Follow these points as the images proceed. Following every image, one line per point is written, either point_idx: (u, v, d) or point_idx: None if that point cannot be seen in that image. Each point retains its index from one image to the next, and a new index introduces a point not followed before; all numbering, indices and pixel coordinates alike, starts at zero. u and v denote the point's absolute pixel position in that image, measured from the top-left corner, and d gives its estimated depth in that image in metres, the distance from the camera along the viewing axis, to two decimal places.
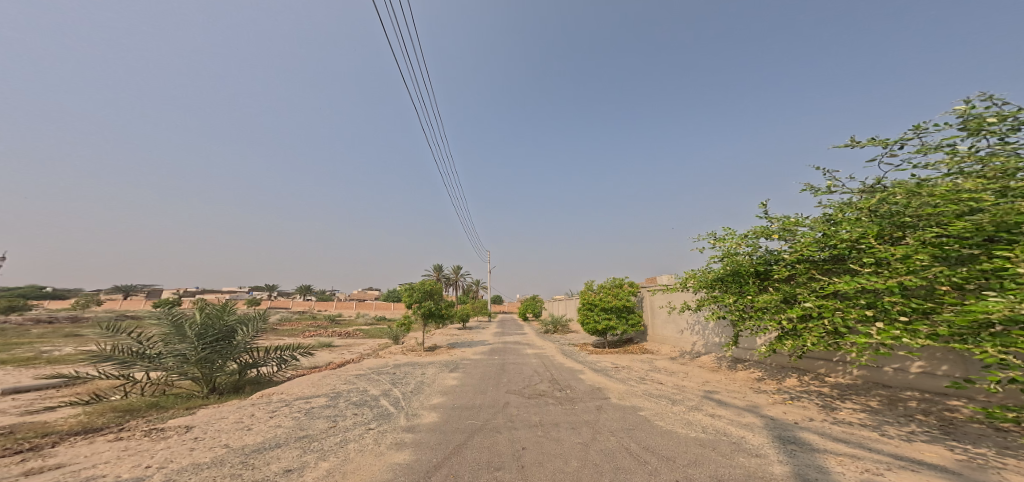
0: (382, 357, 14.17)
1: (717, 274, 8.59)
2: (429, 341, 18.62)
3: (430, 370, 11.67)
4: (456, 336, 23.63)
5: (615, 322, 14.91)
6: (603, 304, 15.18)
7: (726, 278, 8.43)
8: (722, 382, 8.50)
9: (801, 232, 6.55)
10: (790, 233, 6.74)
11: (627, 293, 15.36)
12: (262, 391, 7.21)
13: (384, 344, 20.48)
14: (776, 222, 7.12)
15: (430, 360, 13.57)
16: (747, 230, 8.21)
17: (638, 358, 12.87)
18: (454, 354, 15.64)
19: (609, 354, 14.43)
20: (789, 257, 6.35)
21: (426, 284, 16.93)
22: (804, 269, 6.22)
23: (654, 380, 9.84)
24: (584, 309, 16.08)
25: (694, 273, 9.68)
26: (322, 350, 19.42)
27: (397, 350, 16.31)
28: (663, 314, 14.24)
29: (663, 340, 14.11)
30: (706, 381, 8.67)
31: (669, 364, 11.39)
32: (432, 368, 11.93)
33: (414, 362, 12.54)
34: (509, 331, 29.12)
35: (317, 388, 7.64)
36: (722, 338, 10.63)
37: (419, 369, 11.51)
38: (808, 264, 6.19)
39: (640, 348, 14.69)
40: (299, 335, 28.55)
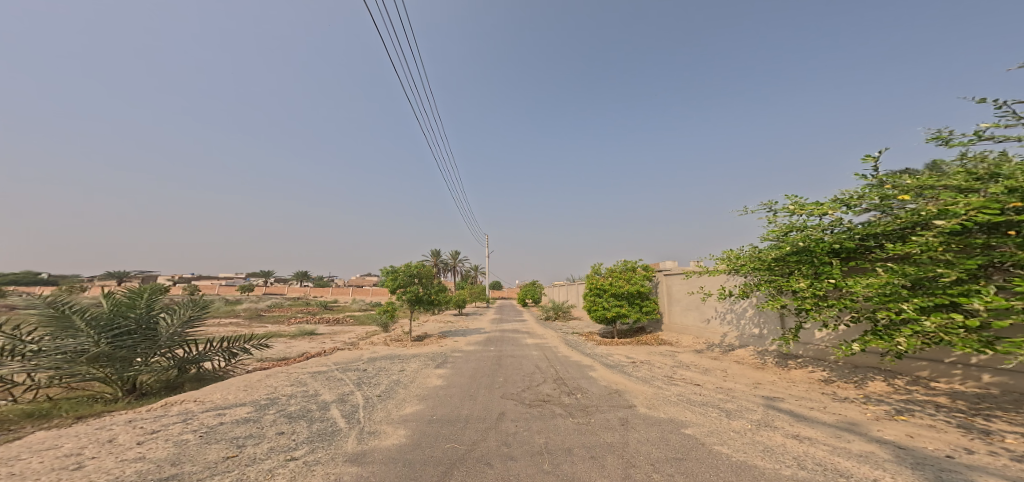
0: (361, 348, 12.38)
1: (778, 253, 6.56)
2: (419, 330, 16.82)
3: (412, 364, 9.80)
4: (451, 324, 21.89)
5: (627, 309, 13.02)
6: (613, 289, 13.25)
7: (790, 258, 6.42)
8: (779, 384, 6.60)
9: (947, 191, 4.57)
10: (925, 194, 4.76)
11: (641, 277, 13.42)
12: (165, 401, 5.21)
13: (370, 332, 18.68)
14: (896, 181, 5.11)
15: (416, 352, 11.73)
16: (825, 198, 6.21)
17: (657, 352, 11.04)
18: (445, 344, 13.81)
19: (620, 346, 12.63)
20: (938, 224, 4.36)
21: (413, 266, 14.91)
22: (962, 242, 4.25)
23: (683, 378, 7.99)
24: (590, 295, 14.17)
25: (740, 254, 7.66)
26: (301, 339, 17.60)
27: (380, 339, 14.52)
28: (684, 300, 12.30)
29: (683, 330, 12.24)
30: (758, 384, 6.78)
31: (697, 359, 9.53)
32: (415, 362, 10.08)
33: (394, 355, 10.67)
34: (508, 318, 27.32)
35: (249, 392, 5.74)
36: (765, 328, 8.71)
37: (399, 364, 9.65)
38: (971, 235, 4.24)
39: (655, 339, 12.87)
40: (284, 321, 26.89)
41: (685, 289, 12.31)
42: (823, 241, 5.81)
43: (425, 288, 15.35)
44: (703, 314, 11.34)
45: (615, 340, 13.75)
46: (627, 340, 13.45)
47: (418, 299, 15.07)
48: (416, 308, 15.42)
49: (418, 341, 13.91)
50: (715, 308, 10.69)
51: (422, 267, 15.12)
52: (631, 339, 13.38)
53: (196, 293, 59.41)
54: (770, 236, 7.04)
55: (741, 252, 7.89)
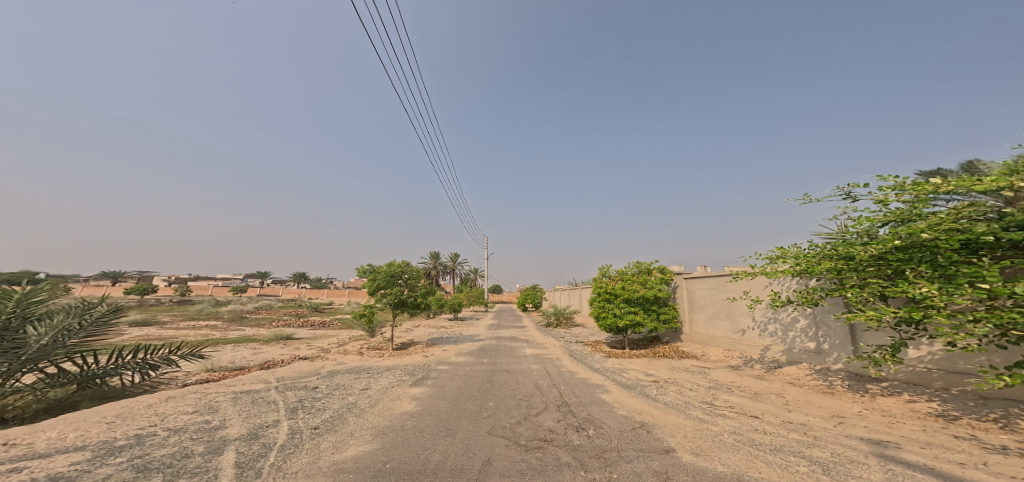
0: (330, 357, 10.58)
1: (875, 251, 4.71)
2: (404, 337, 15.00)
3: (382, 380, 7.96)
4: (444, 330, 20.06)
5: (641, 317, 11.16)
6: (625, 294, 11.38)
7: (894, 257, 4.56)
8: (872, 416, 4.59)
9: None
10: None
11: (657, 280, 11.54)
12: None
13: (351, 338, 16.78)
14: None
15: (394, 363, 9.92)
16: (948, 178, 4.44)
17: (680, 367, 9.22)
18: (430, 354, 11.95)
19: (634, 359, 10.81)
20: None
21: (395, 266, 13.08)
22: None
23: (726, 402, 6.19)
24: (597, 300, 12.28)
25: (807, 253, 5.84)
26: (272, 346, 15.70)
27: (358, 347, 12.72)
28: (712, 307, 10.44)
29: (710, 342, 10.37)
30: (838, 415, 4.80)
31: (737, 379, 7.66)
32: (387, 377, 8.25)
33: (364, 368, 8.84)
34: (506, 324, 25.40)
35: (119, 423, 4.14)
36: (827, 342, 6.89)
37: (365, 379, 7.81)
38: None
39: (674, 351, 11.04)
40: (265, 325, 25.13)
41: (712, 293, 10.46)
42: (959, 233, 3.95)
43: (410, 290, 13.50)
44: (736, 324, 9.52)
45: (628, 351, 11.89)
46: (642, 352, 11.57)
47: (402, 302, 13.18)
48: (399, 312, 13.58)
49: (400, 350, 12.04)
50: (754, 317, 8.88)
51: (406, 266, 13.27)
52: (646, 351, 11.52)
53: (186, 294, 57.55)
54: (855, 229, 5.23)
55: (804, 251, 6.07)
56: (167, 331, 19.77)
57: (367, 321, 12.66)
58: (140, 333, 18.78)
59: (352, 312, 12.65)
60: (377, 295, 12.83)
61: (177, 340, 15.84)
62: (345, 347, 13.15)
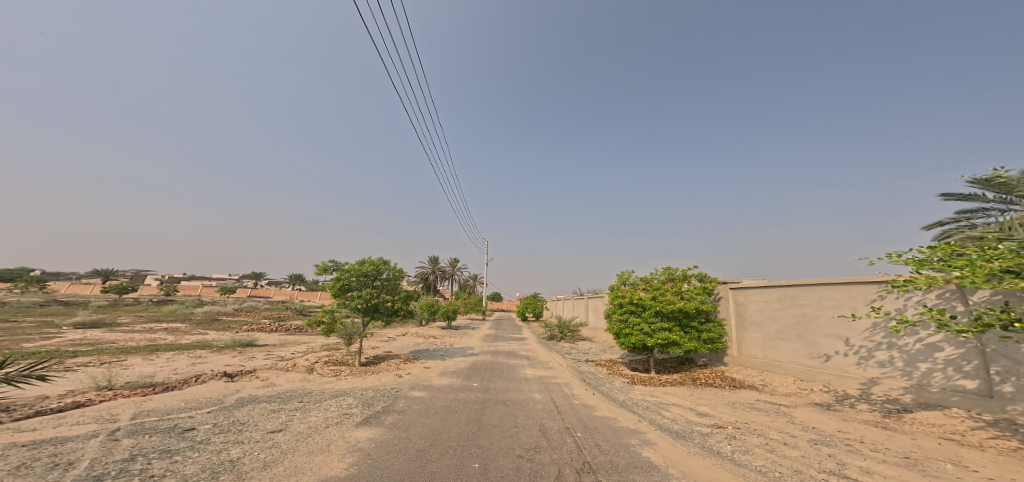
0: (267, 374, 8.00)
1: None
2: (379, 349, 12.39)
3: (314, 415, 5.40)
4: (433, 340, 17.45)
5: (678, 335, 8.44)
6: (657, 306, 8.65)
7: None
8: None
9: None
10: None
11: (697, 289, 8.89)
12: None
13: (319, 346, 14.18)
14: None
15: (349, 385, 7.30)
16: None
17: (739, 404, 6.60)
18: (403, 373, 9.31)
19: (668, 387, 8.21)
20: None
21: (369, 264, 10.11)
22: None
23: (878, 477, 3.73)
24: (618, 312, 9.56)
25: None
26: (222, 355, 13.10)
27: (316, 360, 10.13)
28: (774, 324, 7.84)
29: (772, 369, 7.75)
30: None
31: (846, 428, 4.89)
32: (325, 409, 5.68)
33: (299, 393, 6.26)
34: (506, 335, 22.75)
35: None
36: (1008, 382, 4.46)
37: (284, 414, 5.19)
38: None
39: (720, 377, 8.42)
40: (237, 328, 22.60)
41: (775, 307, 7.86)
42: None
43: (383, 294, 10.60)
44: (814, 347, 6.89)
45: (656, 376, 9.26)
46: (674, 378, 8.94)
47: (372, 311, 10.28)
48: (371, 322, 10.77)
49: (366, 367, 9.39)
50: (848, 340, 6.27)
51: (380, 265, 10.34)
52: (680, 377, 8.88)
53: (171, 294, 55.02)
54: None
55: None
56: (116, 333, 17.24)
57: (325, 333, 9.74)
58: (82, 335, 16.25)
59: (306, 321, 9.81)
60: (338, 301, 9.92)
61: (107, 347, 13.18)
62: (301, 360, 10.56)
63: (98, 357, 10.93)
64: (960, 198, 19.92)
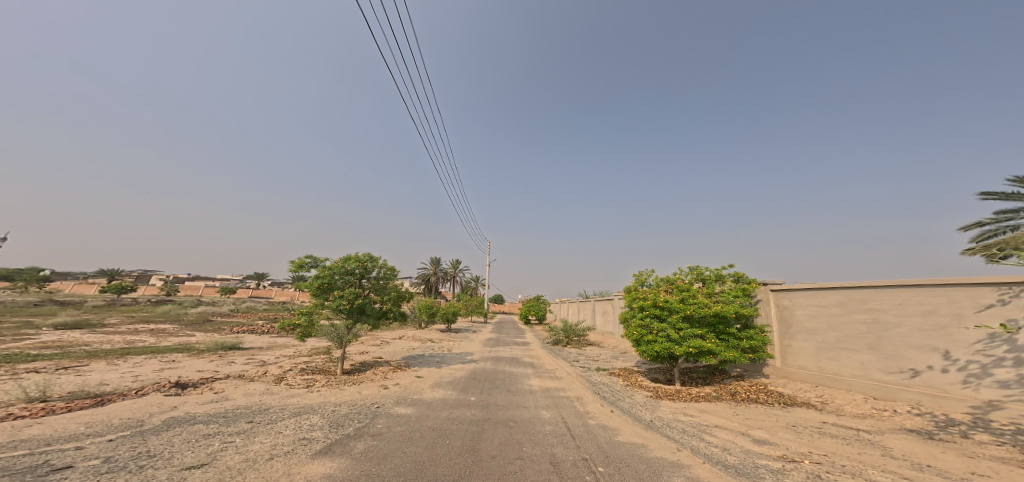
0: (230, 383, 6.82)
1: None
2: (365, 355, 11.16)
3: (257, 441, 4.14)
4: (428, 345, 16.25)
5: (713, 343, 7.13)
6: (687, 310, 7.32)
7: None
8: None
9: None
10: None
11: (733, 291, 7.62)
12: None
13: (303, 350, 13.00)
14: None
15: (314, 401, 6.02)
16: None
17: (802, 427, 5.32)
18: (389, 383, 8.08)
19: (703, 404, 6.92)
20: None
21: (353, 262, 8.72)
22: None
23: None
24: (637, 316, 8.21)
25: None
26: (196, 358, 11.93)
27: (293, 366, 8.94)
28: (833, 333, 6.53)
29: (831, 384, 6.41)
30: None
31: (983, 471, 3.64)
32: (276, 433, 4.46)
33: (253, 410, 5.06)
34: (507, 339, 21.49)
35: None
36: None
37: (220, 439, 3.98)
38: None
39: (763, 392, 7.13)
40: (224, 329, 21.48)
41: (834, 313, 6.57)
42: None
43: (370, 295, 9.21)
44: (894, 360, 5.63)
45: (685, 390, 7.95)
46: (706, 392, 7.61)
47: (357, 314, 8.83)
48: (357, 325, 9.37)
49: (347, 376, 8.16)
50: (948, 352, 5.07)
51: (366, 261, 8.96)
52: (714, 391, 7.54)
53: (169, 294, 54.22)
54: None
55: None
56: (90, 336, 16.12)
57: (300, 339, 8.21)
58: (51, 337, 15.10)
59: (278, 325, 8.26)
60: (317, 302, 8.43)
61: (70, 351, 12.01)
62: (276, 366, 9.35)
63: (53, 363, 9.77)
64: (1000, 199, 18.62)
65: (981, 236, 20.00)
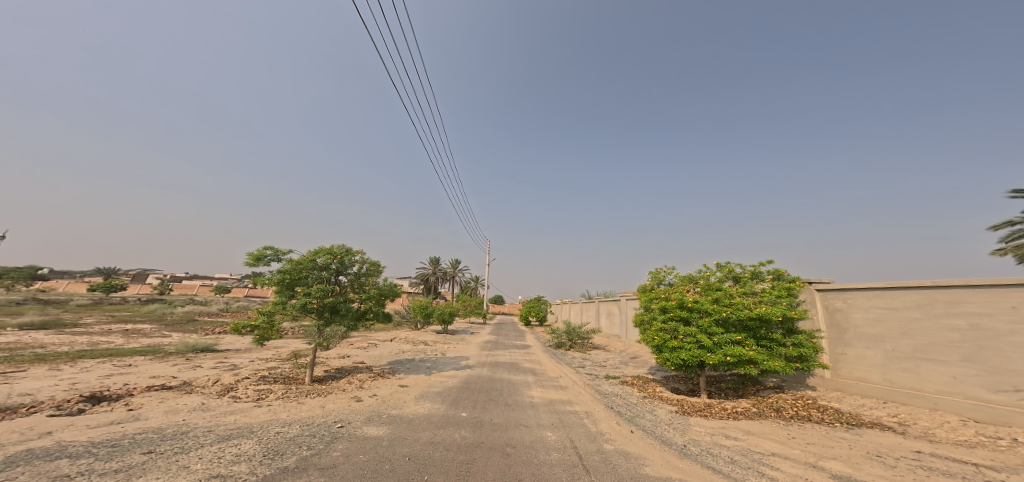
0: (159, 395, 5.53)
1: None
2: (343, 359, 9.88)
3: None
4: (420, 348, 14.95)
5: (754, 351, 5.81)
6: (722, 311, 6.00)
7: None
8: None
9: None
10: None
11: (777, 290, 6.29)
12: None
13: (279, 354, 11.71)
14: None
15: (254, 420, 4.73)
16: None
17: (889, 453, 4.00)
18: (363, 394, 6.79)
19: (742, 422, 5.62)
20: None
21: (324, 252, 7.52)
22: None
23: None
24: (658, 318, 6.89)
25: None
26: (159, 363, 10.68)
27: (252, 373, 7.65)
28: (910, 340, 5.23)
29: (907, 402, 5.10)
30: None
31: None
32: (174, 470, 3.20)
33: (163, 435, 3.78)
34: (507, 342, 20.17)
35: None
36: None
37: None
38: None
39: (814, 406, 5.82)
40: (206, 330, 20.19)
41: (909, 318, 5.28)
42: None
43: (346, 293, 7.94)
44: (1003, 375, 4.31)
45: (716, 403, 6.67)
46: (743, 407, 6.31)
47: (330, 314, 7.56)
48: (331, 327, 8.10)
49: (314, 386, 6.89)
50: None
51: (341, 254, 7.67)
52: (752, 406, 6.25)
53: (162, 293, 52.91)
54: None
55: None
56: (55, 336, 14.88)
57: (259, 343, 6.94)
58: (10, 337, 13.87)
59: (230, 325, 7.16)
60: (279, 301, 7.12)
61: (17, 354, 10.75)
62: (236, 372, 8.04)
63: None
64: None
65: (1016, 234, 18.71)
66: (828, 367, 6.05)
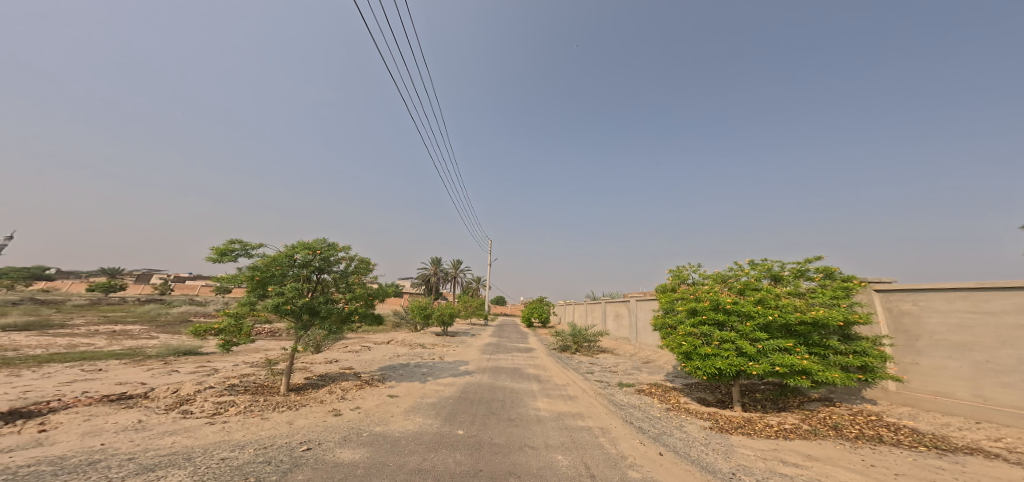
0: (114, 407, 4.75)
1: None
2: (330, 364, 9.04)
3: None
4: (418, 351, 14.10)
5: (807, 361, 4.89)
6: (767, 314, 5.08)
7: None
8: None
9: None
10: None
11: (833, 291, 5.33)
12: None
13: (264, 357, 10.88)
14: None
15: (197, 442, 3.79)
16: None
17: None
18: (344, 406, 5.90)
19: (799, 444, 4.74)
20: None
21: (301, 246, 6.70)
22: None
23: None
24: (685, 321, 6.02)
25: None
26: (133, 367, 9.84)
27: (222, 380, 6.80)
28: (1011, 351, 4.34)
29: (1008, 423, 4.21)
30: None
31: None
32: None
33: (57, 468, 2.86)
34: (508, 344, 19.27)
35: None
36: None
37: None
38: None
39: (881, 425, 4.97)
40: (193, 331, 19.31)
41: (1010, 324, 4.39)
42: None
43: (328, 293, 7.06)
44: None
45: (757, 417, 5.77)
46: (791, 422, 5.44)
47: (308, 316, 6.65)
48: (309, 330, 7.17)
49: (291, 398, 6.03)
50: None
51: (319, 248, 6.83)
52: (803, 422, 5.38)
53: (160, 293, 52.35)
54: None
55: None
56: (27, 337, 13.99)
57: (225, 348, 5.91)
58: None
59: (189, 329, 5.92)
60: (248, 301, 6.20)
61: None
62: (206, 378, 7.16)
63: None
64: None
65: None
66: (900, 380, 5.11)
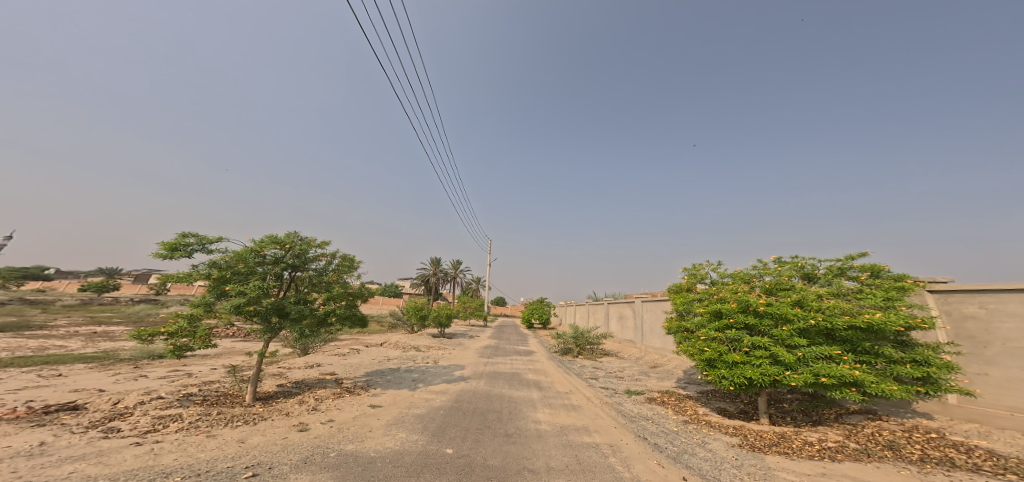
0: (27, 423, 3.94)
1: None
2: (311, 370, 8.23)
3: None
4: (411, 355, 13.31)
5: (859, 370, 4.00)
6: (809, 316, 4.23)
7: None
8: None
9: None
10: None
11: (885, 292, 4.40)
12: None
13: (243, 360, 10.10)
14: None
15: (104, 471, 2.99)
16: None
17: None
18: (310, 420, 5.08)
19: (852, 468, 3.77)
20: None
21: (272, 238, 5.96)
22: None
23: None
24: (707, 325, 5.21)
25: None
26: (98, 372, 9.07)
27: (178, 388, 5.98)
28: None
29: None
30: None
31: None
32: None
33: None
34: (507, 347, 18.46)
35: None
36: None
37: None
38: None
39: (948, 444, 4.00)
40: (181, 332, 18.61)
41: None
42: None
43: (301, 293, 6.28)
44: None
45: (792, 433, 4.88)
46: (835, 439, 4.46)
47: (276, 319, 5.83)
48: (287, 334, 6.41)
49: (247, 409, 5.18)
50: None
51: (290, 241, 6.09)
52: (848, 439, 4.40)
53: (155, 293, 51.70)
54: None
55: None
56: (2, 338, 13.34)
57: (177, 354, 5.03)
58: None
59: (132, 331, 5.01)
60: (203, 301, 5.35)
61: None
62: (164, 386, 6.36)
63: None
64: None
65: None
66: (972, 395, 4.21)
